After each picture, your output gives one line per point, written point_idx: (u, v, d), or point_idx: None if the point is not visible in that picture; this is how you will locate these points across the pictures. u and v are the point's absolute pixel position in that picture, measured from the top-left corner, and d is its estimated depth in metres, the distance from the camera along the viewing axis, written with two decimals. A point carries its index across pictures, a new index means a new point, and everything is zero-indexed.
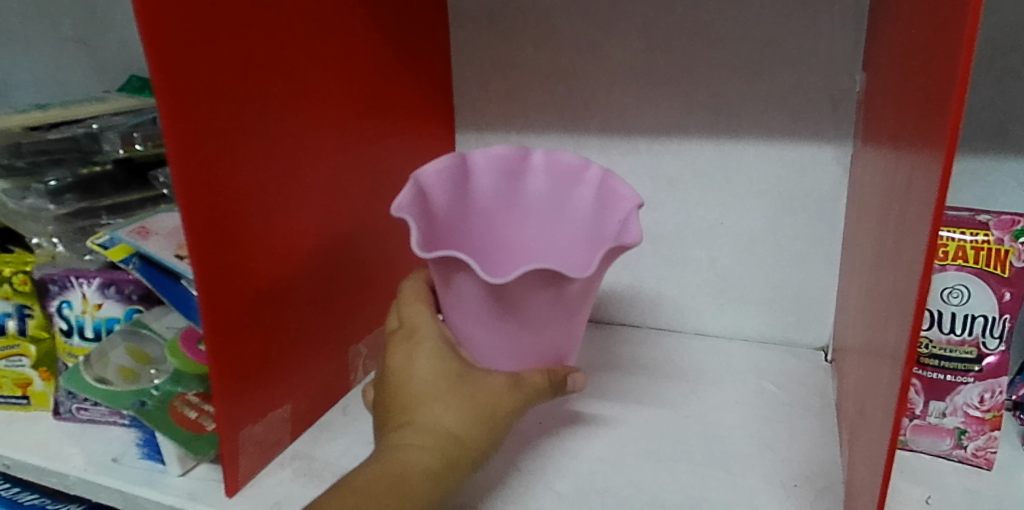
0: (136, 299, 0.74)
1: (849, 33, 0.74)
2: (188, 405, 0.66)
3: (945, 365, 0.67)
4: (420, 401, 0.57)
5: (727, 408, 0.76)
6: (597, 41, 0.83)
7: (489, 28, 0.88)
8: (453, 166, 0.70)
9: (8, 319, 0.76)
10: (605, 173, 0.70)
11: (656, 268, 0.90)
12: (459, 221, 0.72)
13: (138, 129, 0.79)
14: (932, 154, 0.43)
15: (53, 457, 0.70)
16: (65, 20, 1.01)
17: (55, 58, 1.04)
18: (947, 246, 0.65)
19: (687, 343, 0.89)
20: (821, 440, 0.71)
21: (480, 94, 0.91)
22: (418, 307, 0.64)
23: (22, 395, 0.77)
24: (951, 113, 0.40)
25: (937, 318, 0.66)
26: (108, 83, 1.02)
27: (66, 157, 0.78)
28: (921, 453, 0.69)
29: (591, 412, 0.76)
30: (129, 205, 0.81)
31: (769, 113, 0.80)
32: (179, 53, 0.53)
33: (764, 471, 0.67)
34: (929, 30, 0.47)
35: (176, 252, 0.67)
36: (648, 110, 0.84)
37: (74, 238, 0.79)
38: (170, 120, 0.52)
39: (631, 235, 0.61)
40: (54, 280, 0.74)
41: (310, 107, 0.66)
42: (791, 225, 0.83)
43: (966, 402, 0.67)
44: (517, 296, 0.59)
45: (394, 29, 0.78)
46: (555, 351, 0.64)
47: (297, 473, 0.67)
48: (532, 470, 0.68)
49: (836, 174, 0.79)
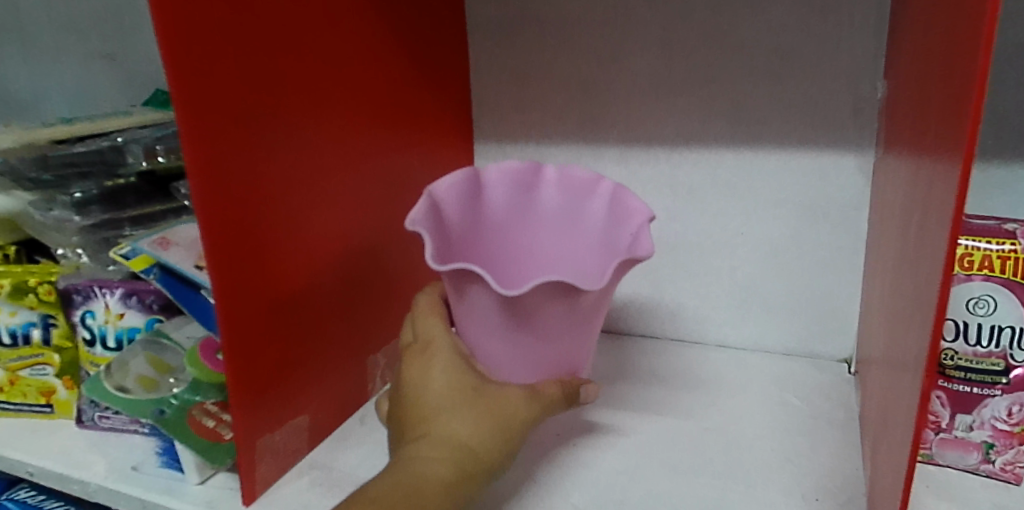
0: (157, 308, 0.75)
1: (871, 40, 0.74)
2: (206, 414, 0.67)
3: (971, 378, 0.65)
4: (436, 414, 0.57)
5: (746, 419, 0.75)
6: (615, 50, 0.83)
7: (507, 38, 0.88)
8: (467, 180, 0.70)
9: (34, 328, 0.78)
10: (617, 186, 0.70)
11: (676, 278, 0.89)
12: (473, 234, 0.72)
13: (163, 142, 0.81)
14: (952, 158, 0.43)
15: (75, 464, 0.71)
16: (93, 36, 1.03)
17: (84, 72, 1.06)
18: (973, 255, 0.64)
19: (707, 355, 0.88)
20: (844, 453, 0.69)
21: (498, 105, 0.91)
22: (432, 319, 0.63)
23: (47, 403, 0.78)
24: (970, 118, 0.40)
25: (963, 329, 0.64)
26: (133, 98, 1.04)
27: (93, 171, 0.80)
28: (948, 467, 0.68)
29: (608, 422, 0.75)
30: (153, 216, 0.82)
31: (789, 122, 0.79)
32: (198, 67, 0.53)
33: (785, 484, 0.66)
34: (948, 33, 0.46)
35: (196, 262, 0.68)
36: (666, 120, 0.84)
37: (98, 249, 0.80)
38: (189, 133, 0.53)
39: (643, 249, 0.61)
40: (78, 290, 0.75)
41: (328, 118, 0.67)
42: (813, 235, 0.82)
43: (993, 415, 0.65)
44: (531, 307, 0.59)
45: (412, 41, 0.79)
46: (568, 362, 0.64)
47: (314, 483, 0.67)
48: (549, 480, 0.68)
49: (858, 182, 0.78)
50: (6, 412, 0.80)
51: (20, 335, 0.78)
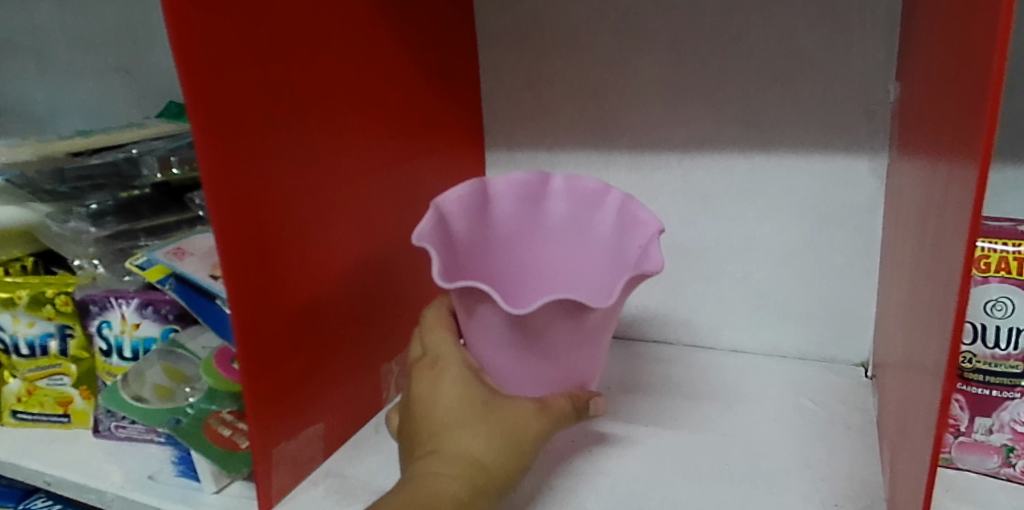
0: (173, 318, 0.75)
1: (882, 44, 0.73)
2: (222, 423, 0.67)
3: (990, 380, 0.64)
4: (447, 429, 0.57)
5: (763, 425, 0.74)
6: (625, 57, 0.83)
7: (518, 47, 0.88)
8: (474, 193, 0.70)
9: (51, 339, 0.78)
10: (626, 197, 0.69)
11: (690, 283, 0.89)
12: (480, 247, 0.72)
13: (177, 153, 0.81)
14: (969, 161, 0.42)
15: (92, 473, 0.71)
16: (106, 51, 1.04)
17: (99, 85, 1.07)
18: (989, 257, 0.63)
19: (722, 360, 0.87)
20: (862, 458, 0.69)
21: (510, 113, 0.91)
22: (441, 335, 0.64)
23: (63, 413, 0.79)
24: (986, 123, 0.40)
25: (981, 332, 0.64)
26: (147, 110, 1.05)
27: (108, 182, 0.81)
28: (968, 471, 0.67)
29: (624, 430, 0.75)
30: (167, 227, 0.82)
31: (802, 126, 0.79)
32: (213, 82, 0.54)
33: (804, 490, 0.65)
34: (962, 34, 0.46)
35: (211, 272, 0.69)
36: (678, 125, 0.84)
37: (114, 260, 0.79)
38: (205, 149, 0.54)
39: (652, 263, 0.61)
40: (95, 301, 0.75)
41: (343, 129, 0.67)
42: (828, 238, 0.81)
43: (1014, 418, 0.64)
44: (541, 324, 0.58)
45: (423, 50, 0.79)
46: (578, 375, 0.64)
47: (330, 491, 0.67)
48: (566, 488, 0.68)
49: (872, 186, 0.78)
50: (23, 422, 0.80)
51: (38, 346, 0.78)
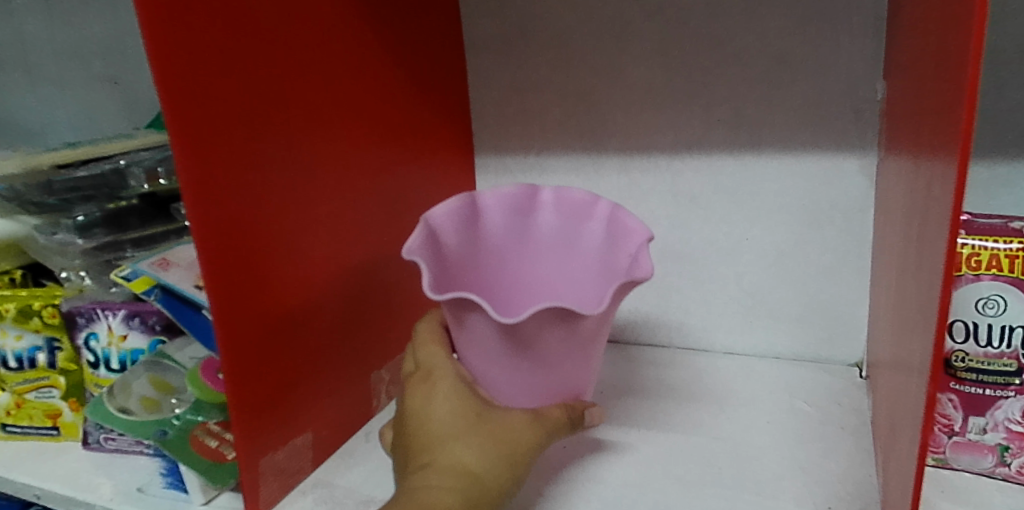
0: (160, 329, 0.75)
1: (869, 42, 0.73)
2: (210, 434, 0.67)
3: (983, 380, 0.64)
4: (440, 442, 0.57)
5: (756, 429, 0.74)
6: (613, 59, 0.83)
7: (506, 51, 0.88)
8: (463, 207, 0.70)
9: (39, 352, 0.78)
10: (614, 207, 0.69)
11: (681, 286, 0.89)
12: (471, 261, 0.72)
13: (165, 163, 0.82)
14: (949, 159, 0.42)
15: (82, 486, 0.71)
16: (94, 61, 1.04)
17: (88, 95, 1.07)
18: (980, 255, 0.63)
19: (716, 362, 0.87)
20: (856, 460, 0.68)
21: (499, 118, 0.91)
22: (434, 348, 0.63)
23: (52, 426, 0.78)
24: (964, 120, 0.39)
25: (973, 330, 0.63)
26: (137, 120, 1.05)
27: (97, 193, 0.80)
28: (963, 471, 0.66)
29: (617, 437, 0.75)
30: (154, 237, 0.83)
31: (791, 127, 0.78)
32: (191, 91, 0.54)
33: (797, 494, 0.65)
34: (941, 31, 0.46)
35: (196, 282, 0.69)
36: (667, 127, 0.83)
37: (101, 271, 0.82)
38: (185, 160, 0.54)
39: (642, 269, 0.60)
40: (81, 312, 0.75)
41: (326, 138, 0.67)
42: (819, 239, 0.81)
43: (1008, 417, 0.64)
44: (530, 333, 0.58)
45: (407, 55, 0.79)
46: (572, 386, 0.63)
47: (318, 501, 0.67)
48: (558, 496, 0.67)
49: (862, 185, 0.77)
50: (14, 435, 0.80)
51: (26, 359, 0.78)
